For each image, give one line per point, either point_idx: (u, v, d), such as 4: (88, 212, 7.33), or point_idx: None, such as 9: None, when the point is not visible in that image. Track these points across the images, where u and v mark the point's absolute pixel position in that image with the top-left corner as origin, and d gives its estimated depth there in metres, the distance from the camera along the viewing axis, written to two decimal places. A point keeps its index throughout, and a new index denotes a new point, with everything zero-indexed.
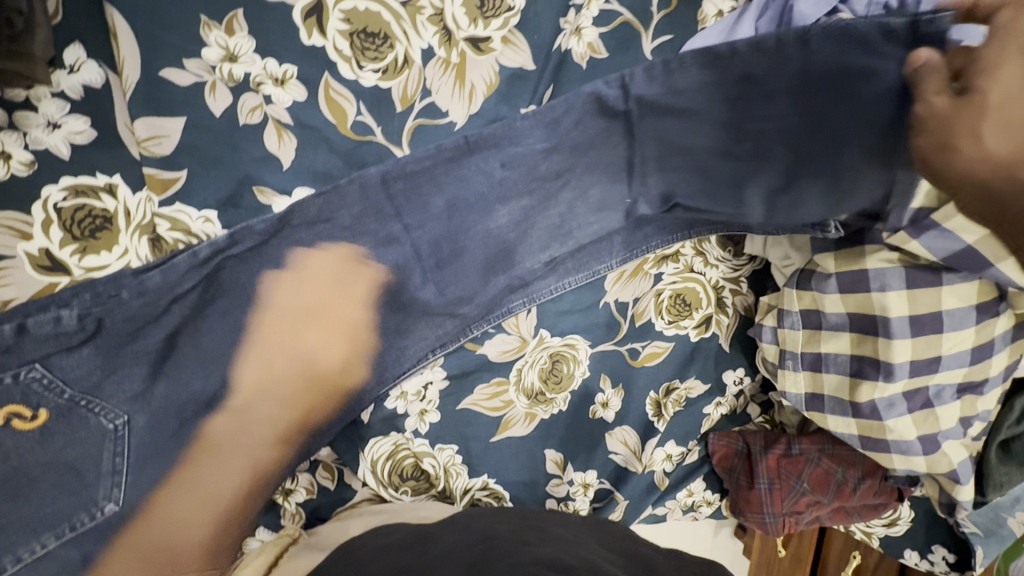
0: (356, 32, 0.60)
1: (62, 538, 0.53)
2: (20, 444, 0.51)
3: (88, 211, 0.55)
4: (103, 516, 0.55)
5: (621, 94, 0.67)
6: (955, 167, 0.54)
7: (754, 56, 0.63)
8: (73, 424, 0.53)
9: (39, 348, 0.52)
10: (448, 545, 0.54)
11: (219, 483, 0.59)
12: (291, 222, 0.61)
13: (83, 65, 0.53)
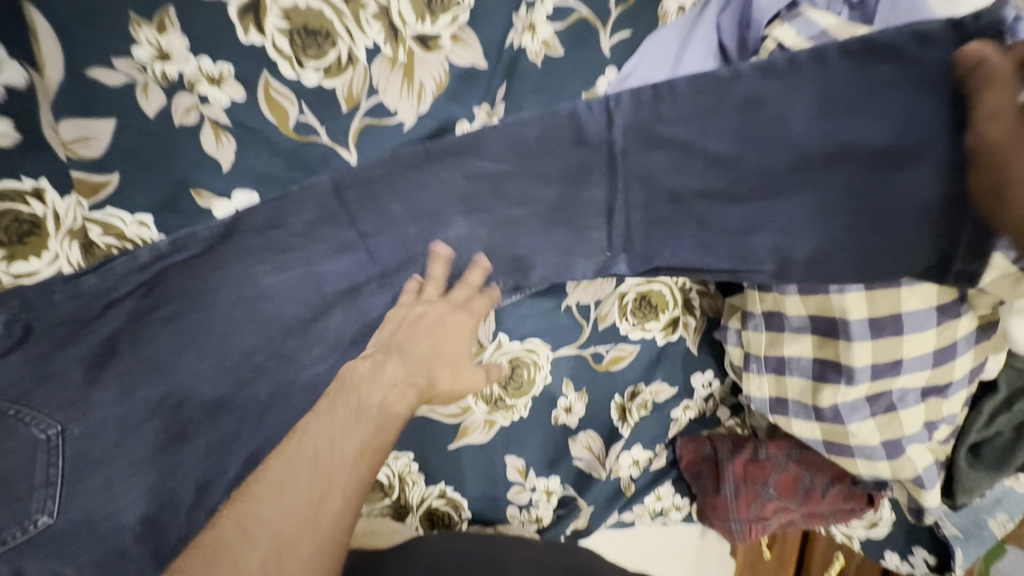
0: (296, 30, 0.58)
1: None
2: None
3: (14, 217, 0.52)
4: (35, 530, 0.49)
5: (600, 115, 0.64)
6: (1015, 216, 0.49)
7: (760, 78, 0.60)
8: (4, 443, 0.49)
9: None
10: None
11: (159, 496, 0.55)
12: (236, 228, 0.60)
13: (3, 63, 0.49)
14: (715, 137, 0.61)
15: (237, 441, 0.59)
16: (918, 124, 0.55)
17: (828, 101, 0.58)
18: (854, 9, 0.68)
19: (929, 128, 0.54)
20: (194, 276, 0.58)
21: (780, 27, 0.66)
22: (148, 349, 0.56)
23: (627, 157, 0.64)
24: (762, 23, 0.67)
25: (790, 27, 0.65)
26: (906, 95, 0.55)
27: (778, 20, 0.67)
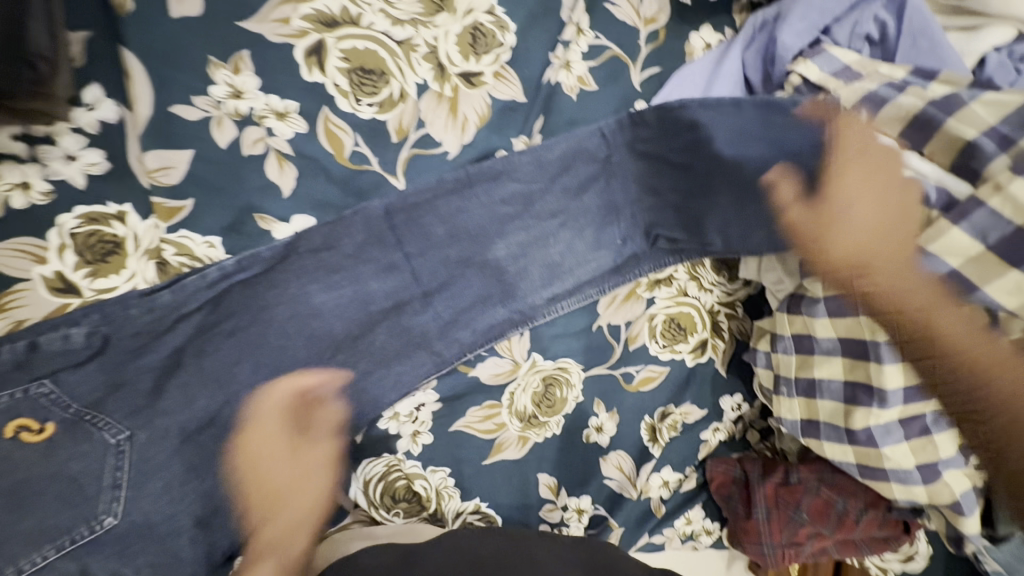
0: (354, 69, 0.64)
1: (60, 551, 0.51)
2: (24, 458, 0.51)
3: (100, 237, 0.58)
4: (101, 530, 0.52)
5: (601, 141, 0.72)
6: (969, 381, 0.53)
7: (704, 109, 0.70)
8: (76, 441, 0.53)
9: (48, 365, 0.55)
10: None
11: (214, 500, 0.60)
12: (290, 250, 0.64)
13: (100, 103, 0.57)
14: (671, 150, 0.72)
15: (295, 450, 0.66)
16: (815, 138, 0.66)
17: (748, 129, 0.69)
18: (876, 45, 0.70)
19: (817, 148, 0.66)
20: (255, 294, 0.63)
21: (803, 62, 0.69)
22: (214, 359, 0.61)
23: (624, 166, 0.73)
24: (787, 58, 0.70)
25: (814, 63, 0.69)
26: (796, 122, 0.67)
27: (802, 56, 0.70)
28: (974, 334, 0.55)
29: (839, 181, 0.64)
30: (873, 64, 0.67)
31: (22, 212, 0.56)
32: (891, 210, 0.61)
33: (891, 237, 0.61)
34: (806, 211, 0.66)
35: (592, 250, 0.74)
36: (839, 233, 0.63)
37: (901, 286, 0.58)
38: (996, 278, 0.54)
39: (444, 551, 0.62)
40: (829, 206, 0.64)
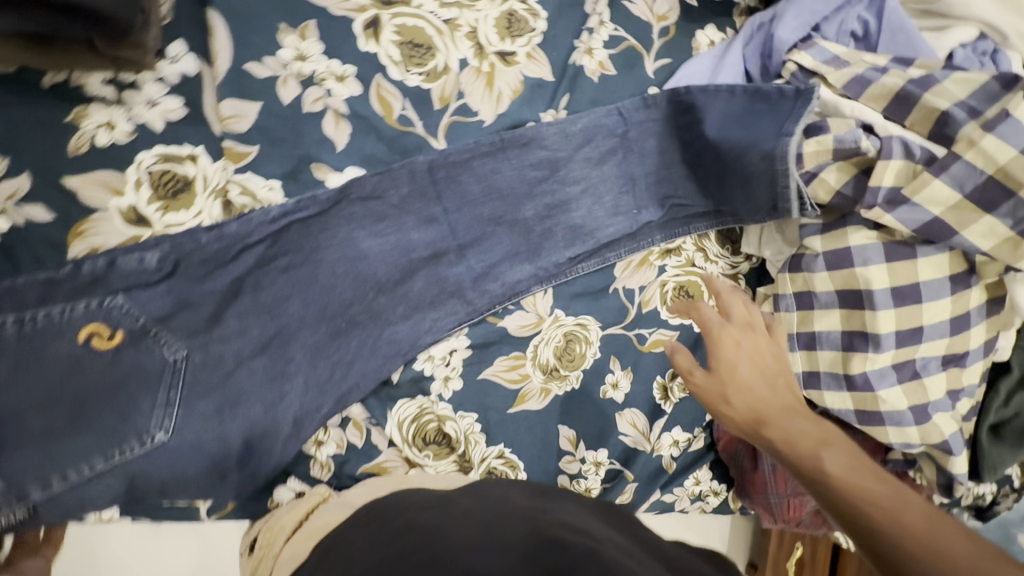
0: (405, 43, 0.72)
1: (109, 461, 0.58)
2: (99, 361, 0.58)
3: (173, 175, 0.64)
4: (151, 444, 0.59)
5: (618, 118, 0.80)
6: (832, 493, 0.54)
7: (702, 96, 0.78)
8: (142, 352, 0.60)
9: (123, 280, 0.61)
10: (462, 509, 0.60)
11: (260, 425, 0.65)
12: (341, 198, 0.70)
13: (182, 57, 0.64)
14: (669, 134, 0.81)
15: (332, 382, 0.69)
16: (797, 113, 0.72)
17: (730, 115, 0.77)
18: (860, 41, 0.79)
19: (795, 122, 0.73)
20: (310, 236, 0.68)
21: (799, 52, 0.77)
22: (271, 292, 0.66)
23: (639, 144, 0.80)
24: (782, 52, 0.78)
25: (807, 53, 0.77)
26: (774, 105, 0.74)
27: (797, 48, 0.78)
28: (859, 473, 0.55)
29: (717, 338, 0.69)
30: (860, 53, 0.75)
31: (105, 147, 0.61)
32: (767, 376, 0.67)
33: (755, 393, 0.66)
34: (705, 378, 0.69)
35: (611, 215, 0.81)
36: (734, 394, 0.66)
37: (795, 432, 0.61)
38: (973, 223, 0.63)
39: (472, 494, 0.64)
40: (718, 366, 0.68)
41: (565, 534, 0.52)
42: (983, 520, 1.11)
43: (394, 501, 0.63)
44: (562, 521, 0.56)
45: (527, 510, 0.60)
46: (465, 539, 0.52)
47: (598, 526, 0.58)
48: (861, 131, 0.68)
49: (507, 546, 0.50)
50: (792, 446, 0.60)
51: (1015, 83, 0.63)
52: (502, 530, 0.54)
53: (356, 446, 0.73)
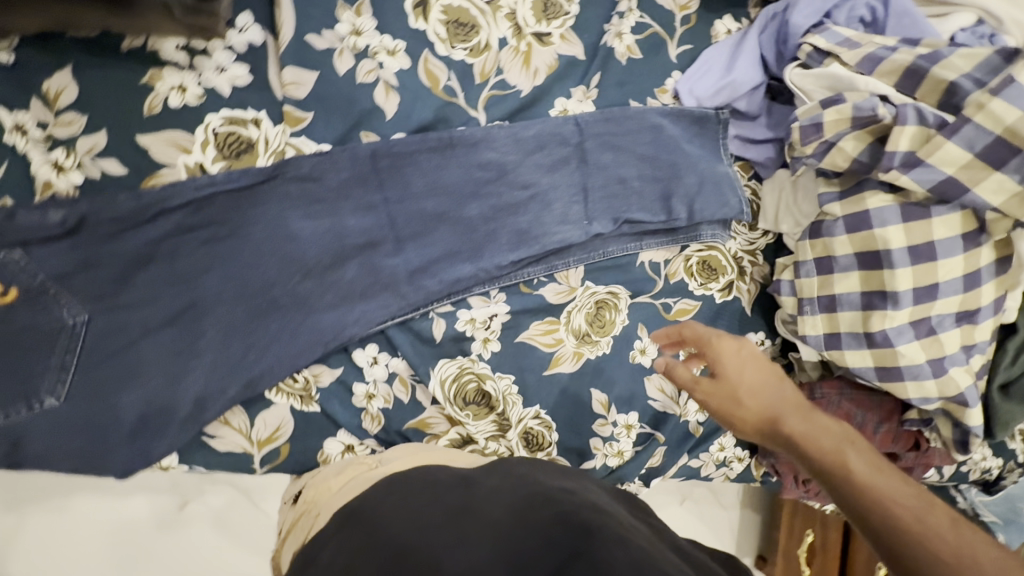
0: (451, 21, 0.77)
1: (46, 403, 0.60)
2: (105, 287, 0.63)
3: (237, 137, 0.68)
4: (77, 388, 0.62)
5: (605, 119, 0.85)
6: (869, 506, 0.56)
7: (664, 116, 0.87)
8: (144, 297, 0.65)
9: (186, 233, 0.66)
10: (488, 489, 0.61)
11: None
12: (394, 161, 0.74)
13: (249, 27, 0.68)
14: (637, 143, 0.86)
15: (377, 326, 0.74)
16: (713, 131, 0.90)
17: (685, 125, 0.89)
18: (868, 26, 0.86)
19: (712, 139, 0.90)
20: (361, 195, 0.73)
21: (814, 36, 0.83)
22: (325, 252, 0.71)
23: (654, 124, 0.86)
24: (798, 36, 0.84)
25: (822, 36, 0.82)
26: (704, 124, 0.90)
27: (811, 32, 0.84)
28: (876, 469, 0.59)
29: (719, 348, 0.72)
30: (870, 36, 0.81)
31: (177, 109, 0.66)
32: (774, 379, 0.70)
33: (766, 397, 0.69)
34: (714, 386, 0.71)
35: (639, 188, 0.85)
36: (746, 398, 0.69)
37: (811, 430, 0.65)
38: (983, 181, 0.69)
39: (495, 473, 0.65)
40: (725, 374, 0.71)
41: (590, 514, 0.53)
42: (989, 492, 1.15)
43: (420, 475, 0.65)
44: (586, 501, 0.57)
45: (553, 488, 0.61)
46: (492, 523, 0.54)
47: (621, 512, 0.59)
48: (877, 100, 0.74)
49: (535, 535, 0.52)
50: (811, 445, 0.63)
51: (1013, 57, 0.70)
52: (527, 513, 0.55)
53: (402, 401, 0.76)
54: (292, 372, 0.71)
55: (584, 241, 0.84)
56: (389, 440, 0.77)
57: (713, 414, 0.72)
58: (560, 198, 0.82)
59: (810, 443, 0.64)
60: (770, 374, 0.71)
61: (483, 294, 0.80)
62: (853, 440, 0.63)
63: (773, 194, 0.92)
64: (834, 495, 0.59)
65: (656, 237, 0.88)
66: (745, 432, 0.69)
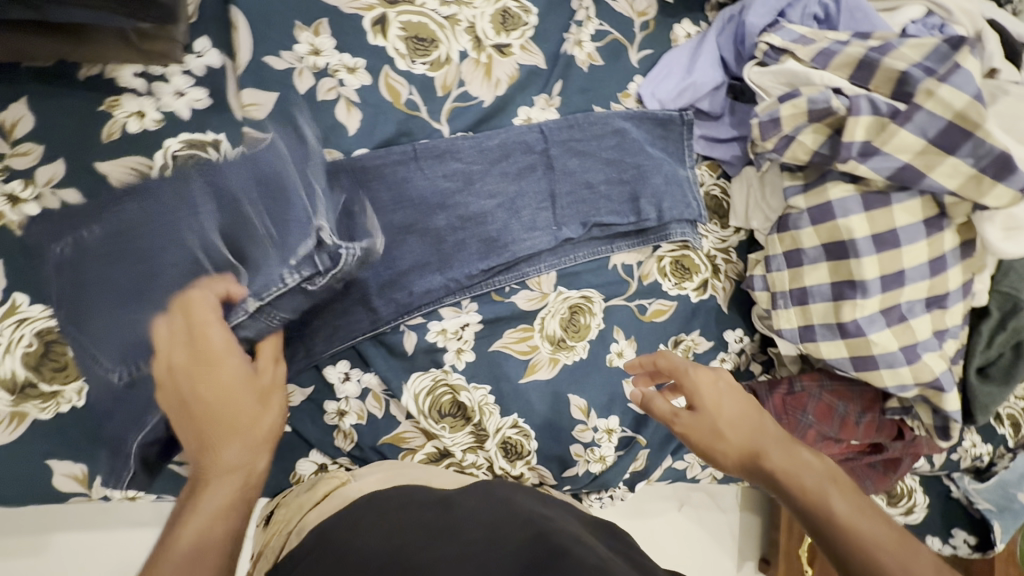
0: (410, 37, 0.78)
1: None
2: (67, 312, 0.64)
3: (197, 160, 0.68)
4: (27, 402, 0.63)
5: (570, 124, 0.85)
6: (847, 542, 0.58)
7: (626, 121, 0.88)
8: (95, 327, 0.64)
9: None
10: (468, 510, 0.60)
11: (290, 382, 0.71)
12: (357, 177, 0.74)
13: (207, 52, 0.70)
14: (603, 147, 0.87)
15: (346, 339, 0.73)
16: (678, 132, 0.91)
17: (649, 128, 0.90)
18: (822, 23, 0.87)
19: (677, 141, 0.91)
20: None
21: (770, 35, 0.84)
22: None
23: (620, 129, 0.87)
24: (755, 34, 0.85)
25: (777, 36, 0.83)
26: (669, 125, 0.91)
27: (766, 31, 0.85)
28: (854, 508, 0.61)
29: (697, 380, 0.74)
30: (823, 32, 0.82)
31: (135, 135, 0.66)
32: (753, 414, 0.73)
33: (745, 430, 0.71)
34: (693, 418, 0.73)
35: (606, 192, 0.86)
36: (726, 430, 0.71)
37: (792, 464, 0.67)
38: (939, 165, 0.70)
39: (475, 494, 0.64)
40: (704, 407, 0.73)
41: (565, 540, 0.53)
42: (983, 480, 1.14)
43: (398, 495, 0.64)
44: (561, 525, 0.57)
45: (532, 512, 0.60)
46: (470, 546, 0.53)
47: (602, 547, 0.57)
48: (831, 93, 0.74)
49: (513, 559, 0.50)
50: (791, 478, 0.66)
51: (960, 45, 0.72)
52: (506, 536, 0.54)
53: (376, 417, 0.76)
54: None
55: (555, 246, 0.83)
56: (364, 457, 0.76)
57: (693, 447, 0.72)
58: (528, 205, 0.82)
59: (791, 478, 0.66)
60: (747, 407, 0.73)
61: (454, 305, 0.79)
62: (831, 476, 0.66)
63: (742, 190, 0.93)
64: (815, 530, 0.61)
65: (626, 235, 0.88)
66: (726, 466, 0.71)
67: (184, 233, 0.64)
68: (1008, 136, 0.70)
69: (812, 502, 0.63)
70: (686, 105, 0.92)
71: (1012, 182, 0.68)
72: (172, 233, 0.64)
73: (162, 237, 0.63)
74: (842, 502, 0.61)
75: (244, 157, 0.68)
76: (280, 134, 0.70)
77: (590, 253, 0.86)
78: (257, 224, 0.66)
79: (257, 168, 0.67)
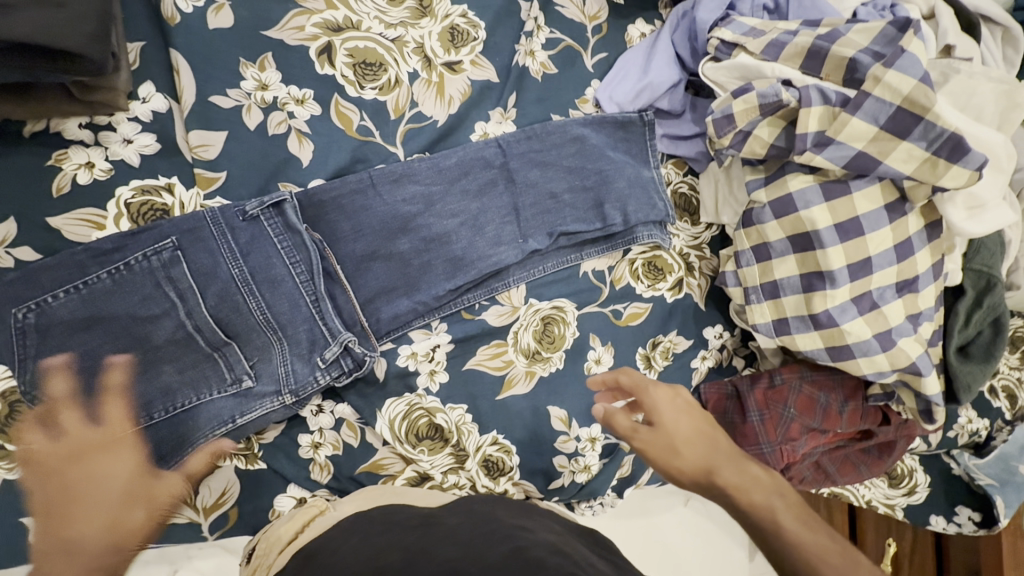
0: (358, 63, 0.77)
1: None
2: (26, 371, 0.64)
3: (151, 205, 0.69)
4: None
5: (527, 136, 0.85)
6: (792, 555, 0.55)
7: (585, 126, 0.87)
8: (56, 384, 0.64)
9: None
10: (451, 527, 0.58)
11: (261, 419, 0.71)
12: (314, 209, 0.74)
13: (152, 97, 0.69)
14: (562, 156, 0.86)
15: None
16: (638, 133, 0.90)
17: (609, 131, 0.89)
18: (773, 13, 0.86)
19: (638, 142, 0.90)
20: None
21: (720, 29, 0.82)
22: None
23: (577, 136, 0.87)
24: (706, 30, 0.83)
25: (728, 29, 0.82)
26: (629, 127, 0.90)
27: (717, 26, 0.83)
28: (805, 524, 0.58)
29: (654, 396, 0.73)
30: (773, 23, 0.81)
31: (85, 186, 0.66)
32: (708, 431, 0.71)
33: (699, 445, 0.69)
34: (651, 434, 0.70)
35: (569, 200, 0.85)
36: (682, 447, 0.69)
37: (745, 480, 0.65)
38: (893, 151, 0.70)
39: (457, 511, 0.62)
40: (661, 422, 0.71)
41: (542, 552, 0.51)
42: (981, 455, 1.12)
43: (382, 516, 0.63)
44: (539, 535, 0.56)
45: (512, 525, 0.58)
46: (447, 558, 0.50)
47: (581, 551, 0.55)
48: (781, 85, 0.73)
49: (489, 569, 0.48)
50: (744, 495, 0.63)
51: (906, 27, 0.71)
52: (483, 548, 0.52)
53: (352, 446, 0.76)
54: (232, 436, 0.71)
55: (520, 259, 0.83)
56: (343, 487, 0.76)
57: (651, 464, 0.70)
58: (491, 221, 0.82)
59: (744, 493, 0.63)
60: (703, 424, 0.72)
61: (424, 328, 0.79)
62: (786, 495, 0.62)
63: (710, 184, 0.93)
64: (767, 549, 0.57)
65: (593, 241, 0.88)
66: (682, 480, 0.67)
67: (170, 304, 0.66)
68: (958, 115, 0.70)
69: (765, 521, 0.59)
70: (646, 106, 0.91)
71: (967, 163, 0.67)
72: (160, 304, 0.65)
73: (149, 307, 0.65)
74: (790, 517, 0.58)
75: (232, 233, 0.69)
76: (270, 215, 0.70)
77: (559, 263, 0.85)
78: (250, 310, 0.69)
79: (250, 258, 0.69)
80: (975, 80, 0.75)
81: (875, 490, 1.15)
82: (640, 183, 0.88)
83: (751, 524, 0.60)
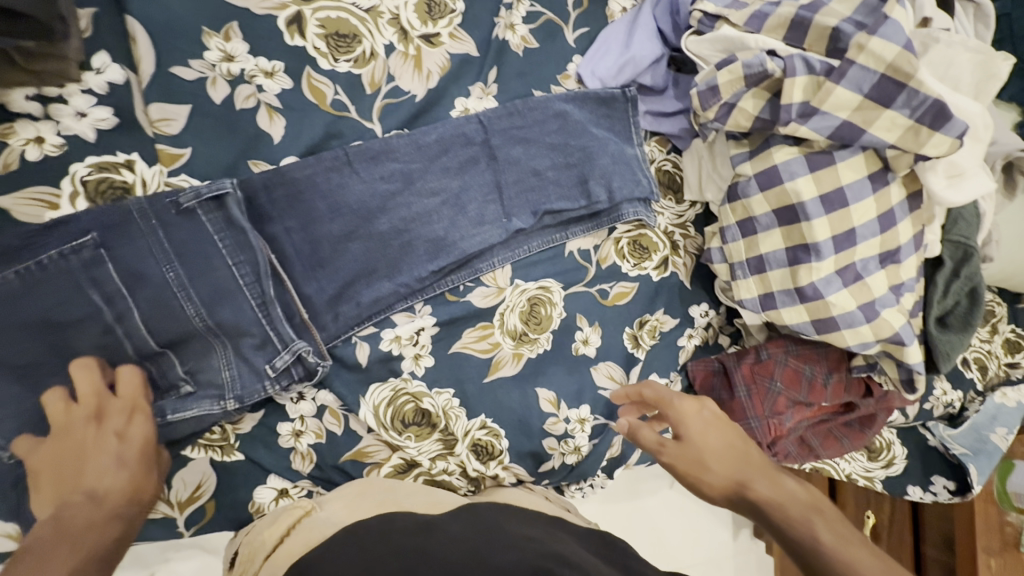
0: (330, 35, 0.73)
1: None
2: None
3: (110, 183, 0.64)
4: None
5: (507, 112, 0.82)
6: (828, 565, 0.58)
7: (569, 103, 0.85)
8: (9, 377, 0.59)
9: None
10: (448, 535, 0.55)
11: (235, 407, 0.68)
12: (287, 187, 0.70)
13: (107, 68, 0.64)
14: (544, 133, 0.84)
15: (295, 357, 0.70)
16: (622, 109, 0.88)
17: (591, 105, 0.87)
18: None
19: (622, 120, 0.89)
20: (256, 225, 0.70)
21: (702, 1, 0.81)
22: None
23: (559, 111, 0.84)
24: (688, 3, 0.82)
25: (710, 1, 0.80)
26: (613, 104, 0.88)
27: None
28: (844, 537, 0.60)
29: (681, 409, 0.74)
30: None
31: (35, 162, 0.62)
32: (737, 440, 0.73)
33: (729, 459, 0.71)
34: (680, 448, 0.72)
35: (551, 178, 0.83)
36: (712, 461, 0.71)
37: (777, 495, 0.67)
38: (876, 120, 0.70)
39: (457, 517, 0.60)
40: (691, 436, 0.72)
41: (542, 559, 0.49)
42: (955, 425, 1.16)
43: (377, 522, 0.60)
44: (537, 539, 0.54)
45: (516, 534, 0.56)
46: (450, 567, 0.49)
47: (581, 555, 0.54)
48: (765, 55, 0.72)
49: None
50: (779, 511, 0.66)
51: None
52: (491, 556, 0.51)
53: (335, 434, 0.73)
54: (207, 424, 0.68)
55: (505, 238, 0.80)
56: (327, 476, 0.74)
57: (680, 477, 0.72)
58: (474, 199, 0.79)
59: (779, 509, 0.66)
60: (733, 438, 0.73)
61: (407, 310, 0.76)
62: (820, 509, 0.65)
63: (693, 162, 0.92)
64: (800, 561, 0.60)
65: (578, 219, 0.86)
66: (712, 495, 0.70)
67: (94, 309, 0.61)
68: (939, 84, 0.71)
69: (800, 533, 0.62)
70: (629, 82, 0.89)
71: (948, 130, 0.68)
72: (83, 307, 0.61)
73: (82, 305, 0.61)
74: (827, 531, 0.61)
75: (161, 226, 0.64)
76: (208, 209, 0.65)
77: (542, 242, 0.83)
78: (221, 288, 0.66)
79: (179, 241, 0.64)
80: (953, 50, 0.75)
81: (854, 464, 1.15)
82: (624, 160, 0.87)
83: (786, 535, 0.63)
